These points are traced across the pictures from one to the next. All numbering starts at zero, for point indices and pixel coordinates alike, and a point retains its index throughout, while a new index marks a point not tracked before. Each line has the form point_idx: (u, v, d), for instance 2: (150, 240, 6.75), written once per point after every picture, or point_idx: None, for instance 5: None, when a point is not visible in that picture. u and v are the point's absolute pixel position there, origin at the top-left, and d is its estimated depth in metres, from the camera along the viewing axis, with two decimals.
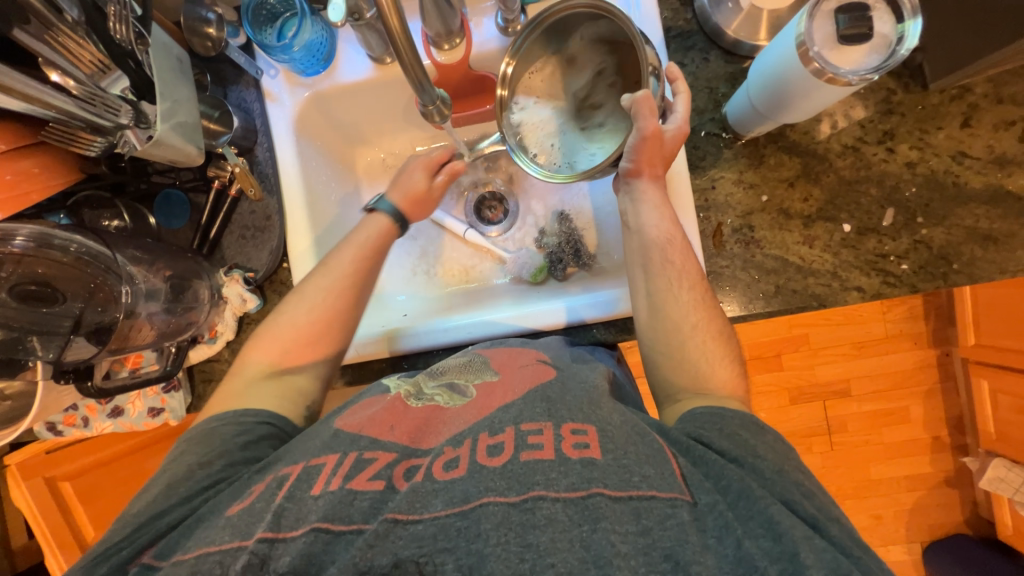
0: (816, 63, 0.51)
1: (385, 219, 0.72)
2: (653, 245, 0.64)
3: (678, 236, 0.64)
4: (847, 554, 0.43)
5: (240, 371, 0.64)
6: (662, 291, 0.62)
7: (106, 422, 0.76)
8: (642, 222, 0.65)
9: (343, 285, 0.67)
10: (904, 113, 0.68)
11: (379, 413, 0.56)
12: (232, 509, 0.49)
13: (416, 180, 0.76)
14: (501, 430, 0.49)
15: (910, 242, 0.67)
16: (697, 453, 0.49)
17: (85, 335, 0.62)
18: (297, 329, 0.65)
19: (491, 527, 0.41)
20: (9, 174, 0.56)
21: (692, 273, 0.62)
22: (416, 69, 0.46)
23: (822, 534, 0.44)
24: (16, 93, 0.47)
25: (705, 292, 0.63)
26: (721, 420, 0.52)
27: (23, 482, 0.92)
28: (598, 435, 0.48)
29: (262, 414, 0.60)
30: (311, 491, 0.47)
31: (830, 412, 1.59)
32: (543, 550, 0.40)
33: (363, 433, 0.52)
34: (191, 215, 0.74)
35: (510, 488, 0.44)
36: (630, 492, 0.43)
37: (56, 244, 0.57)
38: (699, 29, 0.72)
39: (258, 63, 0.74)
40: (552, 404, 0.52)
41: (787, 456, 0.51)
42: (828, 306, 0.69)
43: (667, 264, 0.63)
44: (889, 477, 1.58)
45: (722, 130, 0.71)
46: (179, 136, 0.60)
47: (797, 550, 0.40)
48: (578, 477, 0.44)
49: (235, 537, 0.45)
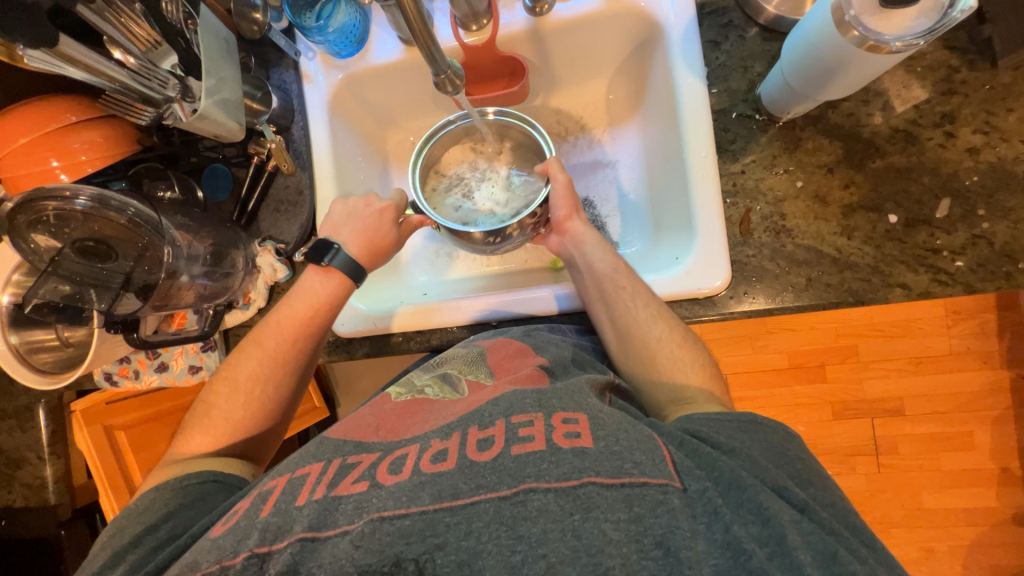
0: (856, 31, 0.46)
1: (340, 273, 0.72)
2: (604, 275, 0.68)
3: (623, 264, 0.69)
4: (831, 533, 0.43)
5: (187, 455, 0.64)
6: (618, 316, 0.66)
7: (154, 376, 0.83)
8: (587, 257, 0.71)
9: (303, 318, 0.71)
10: (969, 94, 0.61)
11: (364, 420, 0.58)
12: (217, 531, 0.49)
13: (381, 226, 0.75)
14: (492, 424, 0.49)
15: (968, 236, 0.61)
16: (692, 448, 0.48)
17: (133, 292, 0.67)
18: (245, 402, 0.67)
19: (483, 526, 0.41)
20: (77, 143, 0.63)
21: (646, 292, 0.66)
22: (427, 39, 0.47)
23: (810, 516, 0.44)
24: (79, 63, 0.52)
25: (661, 306, 0.66)
26: (717, 423, 0.52)
27: (85, 426, 1.00)
28: (589, 424, 0.47)
29: (204, 473, 0.60)
30: (296, 502, 0.47)
31: (878, 431, 1.46)
32: (534, 541, 0.40)
33: (348, 441, 0.54)
34: (233, 188, 0.80)
35: (501, 483, 0.43)
36: (621, 478, 0.42)
37: (113, 205, 0.61)
38: (737, 6, 0.68)
39: (298, 47, 0.78)
40: (542, 395, 0.52)
41: (784, 445, 0.51)
42: (865, 303, 0.63)
43: (620, 289, 0.67)
44: (944, 508, 1.43)
45: (756, 112, 0.67)
46: (222, 112, 0.63)
47: (785, 533, 0.40)
48: (570, 468, 0.43)
49: (221, 559, 0.44)
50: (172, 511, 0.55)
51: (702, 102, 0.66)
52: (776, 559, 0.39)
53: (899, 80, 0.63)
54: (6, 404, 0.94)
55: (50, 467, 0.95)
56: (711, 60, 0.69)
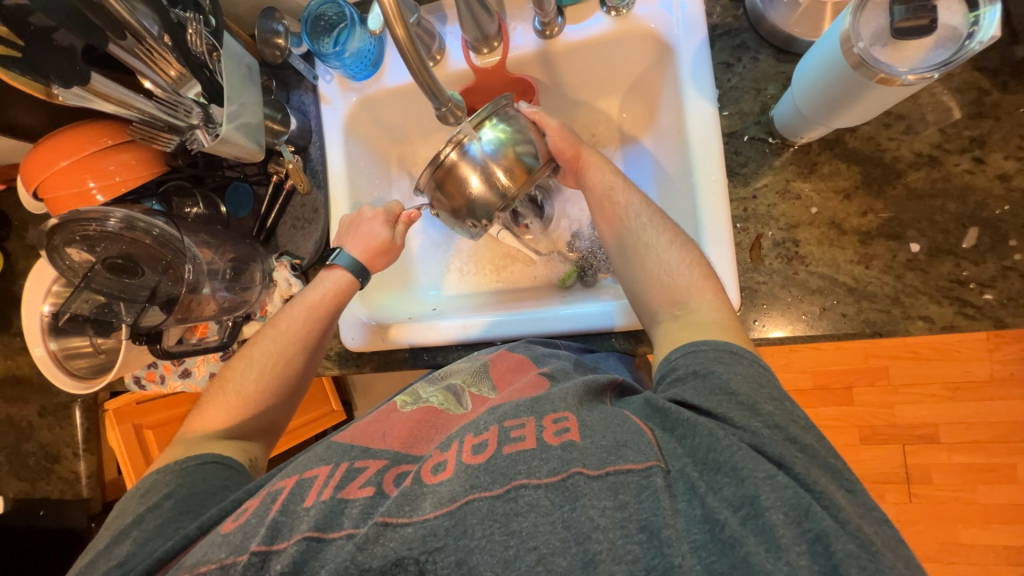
0: (868, 61, 0.45)
1: (344, 274, 0.75)
2: (600, 194, 0.69)
3: (619, 180, 0.69)
4: (809, 489, 0.41)
5: (189, 437, 0.67)
6: (617, 231, 0.68)
7: (177, 381, 0.87)
8: (594, 178, 0.70)
9: (317, 316, 0.73)
10: (1000, 117, 0.58)
11: (370, 425, 0.59)
12: (228, 526, 0.50)
13: (376, 232, 0.75)
14: (487, 429, 0.50)
15: (999, 268, 0.57)
16: (671, 416, 0.48)
17: (158, 305, 0.71)
18: (247, 390, 0.69)
19: (477, 522, 0.42)
20: (113, 165, 0.68)
21: (641, 203, 0.67)
22: (424, 71, 0.48)
23: (788, 472, 0.42)
24: (113, 99, 0.57)
25: (662, 216, 0.66)
26: (693, 357, 0.53)
27: (116, 425, 1.05)
28: (578, 425, 0.48)
29: (205, 455, 0.63)
30: (303, 503, 0.48)
31: (910, 459, 1.38)
32: (526, 535, 0.41)
33: (354, 445, 0.55)
34: (254, 205, 0.83)
35: (493, 482, 0.44)
36: (606, 468, 0.44)
37: (140, 226, 0.65)
38: (750, 28, 0.67)
39: (316, 71, 0.81)
40: (535, 400, 0.52)
41: (761, 390, 0.49)
42: (885, 335, 0.61)
43: (615, 205, 0.68)
44: (982, 544, 1.34)
45: (769, 135, 0.66)
46: (242, 135, 0.66)
47: (758, 493, 0.40)
48: (558, 462, 0.44)
49: (230, 554, 0.46)
50: (173, 490, 0.59)
51: (712, 124, 0.65)
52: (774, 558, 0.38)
53: (924, 103, 0.60)
54: (46, 400, 1.02)
55: (83, 462, 1.01)
56: (723, 82, 0.68)
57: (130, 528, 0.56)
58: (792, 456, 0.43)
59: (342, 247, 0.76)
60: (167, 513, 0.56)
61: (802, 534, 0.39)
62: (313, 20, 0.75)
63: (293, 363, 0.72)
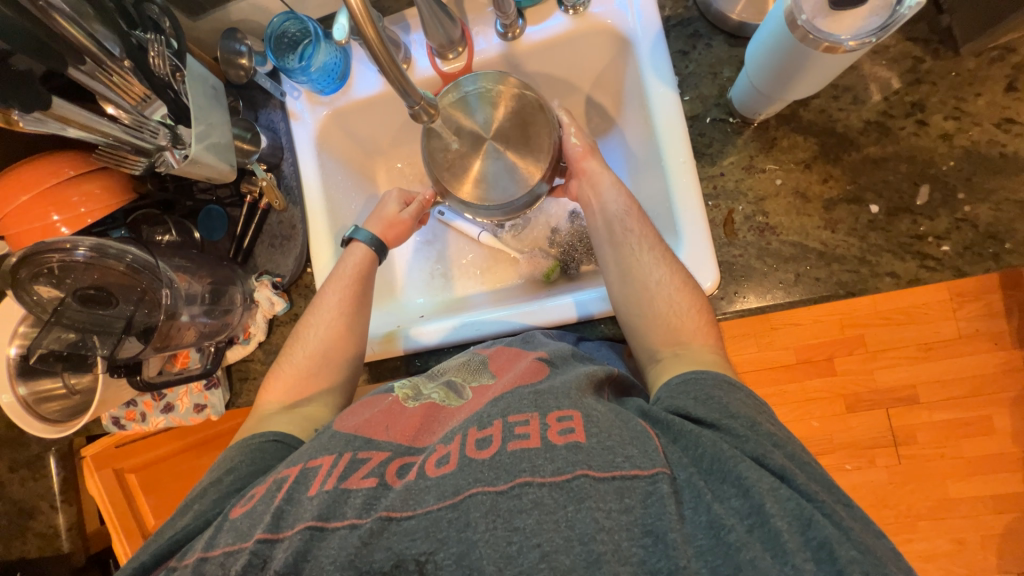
0: (811, 35, 0.48)
1: (365, 248, 0.76)
2: (615, 218, 0.69)
3: (635, 207, 0.69)
4: (809, 499, 0.42)
5: (257, 412, 0.68)
6: (622, 264, 0.67)
7: (159, 417, 0.84)
8: (602, 201, 0.70)
9: (347, 287, 0.73)
10: (936, 82, 0.62)
11: (375, 416, 0.58)
12: (236, 512, 0.51)
13: (388, 207, 0.80)
14: (491, 424, 0.50)
15: (952, 221, 0.61)
16: (674, 428, 0.48)
17: (134, 336, 0.68)
18: (299, 364, 0.70)
19: (481, 515, 0.42)
20: (76, 196, 0.66)
21: (653, 235, 0.66)
22: (397, 73, 0.48)
23: (789, 483, 0.43)
24: (73, 122, 0.55)
25: (666, 251, 0.66)
26: (694, 384, 0.52)
27: (96, 471, 1.01)
28: (583, 420, 0.48)
29: (268, 434, 0.62)
30: (308, 491, 0.49)
31: (895, 422, 1.43)
32: (528, 532, 0.41)
33: (359, 434, 0.55)
34: (228, 227, 0.82)
35: (498, 478, 0.44)
36: (613, 472, 0.44)
37: (112, 253, 0.63)
38: (701, 16, 0.70)
39: (283, 87, 0.81)
40: (540, 397, 0.52)
41: (761, 412, 0.50)
42: (857, 295, 0.64)
43: (628, 233, 0.67)
44: (971, 496, 1.41)
45: (729, 115, 0.69)
46: (212, 155, 0.66)
47: (763, 502, 0.41)
48: (563, 462, 0.44)
49: (237, 539, 0.47)
50: (233, 466, 0.58)
51: (675, 110, 0.68)
52: (756, 530, 0.40)
53: (867, 73, 0.64)
54: (18, 454, 0.96)
55: (62, 514, 0.96)
56: (681, 69, 0.71)
57: (191, 501, 0.56)
58: (793, 468, 0.44)
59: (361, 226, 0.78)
60: (224, 490, 0.56)
61: (806, 543, 0.39)
62: (276, 37, 0.76)
63: (347, 346, 0.72)
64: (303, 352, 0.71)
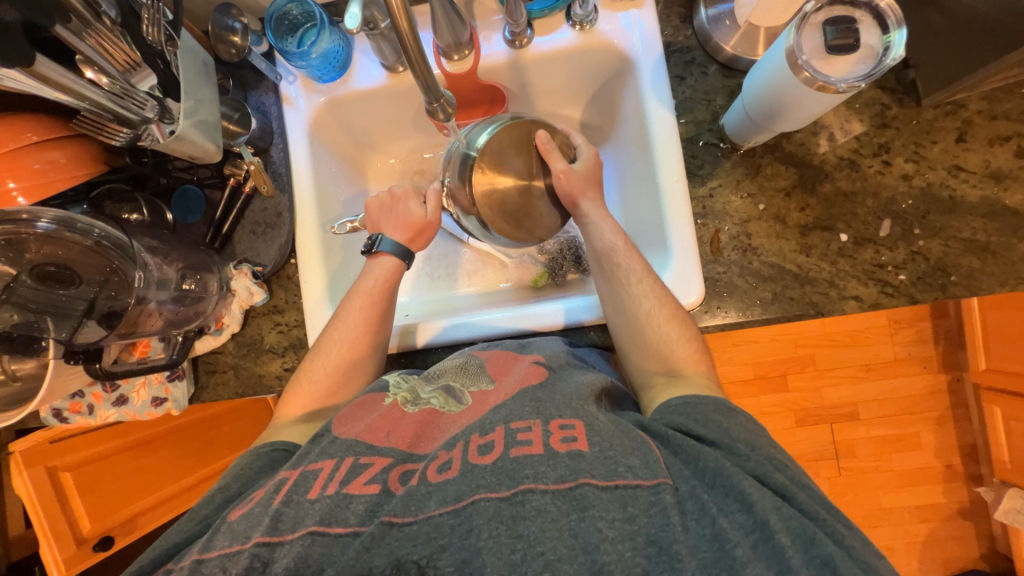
0: (807, 72, 0.52)
1: (393, 258, 0.73)
2: (602, 250, 0.70)
3: (622, 241, 0.70)
4: (814, 519, 0.45)
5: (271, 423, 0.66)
6: (613, 295, 0.68)
7: (110, 410, 0.77)
8: (592, 234, 0.71)
9: (372, 301, 0.71)
10: (900, 127, 0.69)
11: (375, 421, 0.56)
12: (233, 515, 0.49)
13: (411, 210, 0.75)
14: (492, 430, 0.50)
15: (908, 253, 0.68)
16: (674, 443, 0.50)
17: (96, 319, 0.64)
18: (317, 381, 0.68)
19: (483, 522, 0.43)
20: (37, 163, 0.60)
21: (640, 268, 0.68)
22: (423, 67, 0.48)
23: (790, 501, 0.46)
24: (50, 80, 0.50)
25: (655, 281, 0.67)
26: (694, 407, 0.54)
27: (26, 470, 0.94)
28: (585, 429, 0.49)
29: (279, 442, 0.61)
30: (308, 495, 0.48)
31: (838, 435, 1.54)
32: (533, 540, 0.42)
33: (360, 440, 0.53)
34: (205, 210, 0.78)
35: (501, 484, 0.45)
36: (615, 481, 0.45)
37: (79, 227, 0.58)
38: (699, 45, 0.75)
39: (277, 70, 0.78)
40: (540, 403, 0.53)
41: (761, 433, 0.52)
42: (825, 314, 0.69)
43: (615, 266, 0.68)
44: (899, 506, 1.53)
45: (720, 141, 0.73)
46: (199, 132, 0.64)
47: (768, 518, 0.42)
48: (565, 470, 0.45)
49: (234, 541, 0.45)
50: (239, 471, 0.57)
51: (671, 130, 0.72)
52: (760, 547, 0.42)
53: (842, 114, 0.70)
54: None
55: None
56: (678, 93, 0.75)
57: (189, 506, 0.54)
58: (794, 488, 0.47)
59: (382, 234, 0.74)
60: (214, 504, 0.54)
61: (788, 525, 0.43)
62: (276, 18, 0.73)
63: (368, 361, 0.70)
64: (322, 368, 0.68)
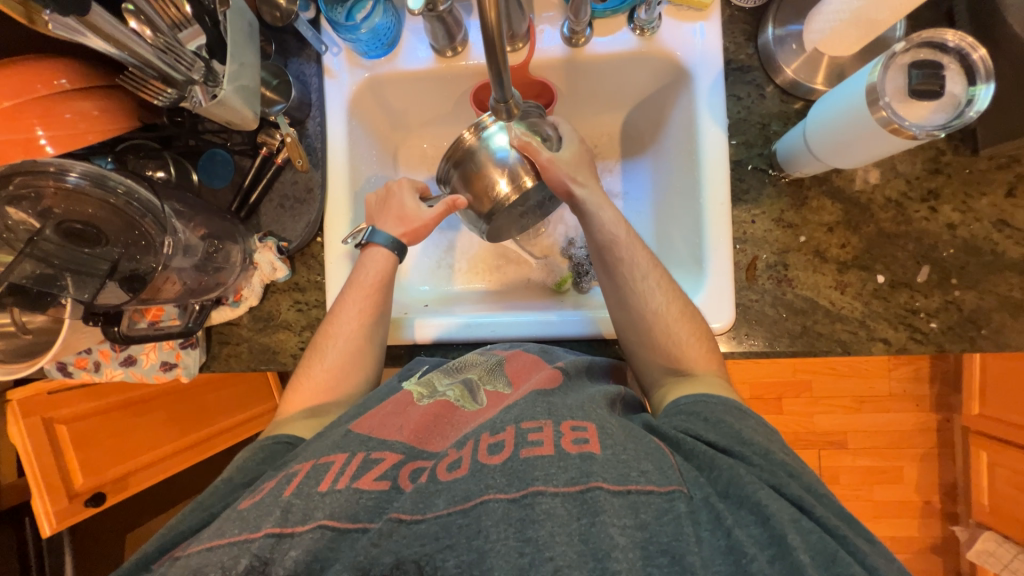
0: (884, 111, 0.50)
1: (384, 250, 0.71)
2: (604, 245, 0.68)
3: (624, 234, 0.68)
4: (832, 534, 0.43)
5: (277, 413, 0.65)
6: (618, 293, 0.67)
7: (117, 370, 0.75)
8: (592, 228, 0.69)
9: (367, 296, 0.69)
10: (951, 175, 0.69)
11: (385, 415, 0.56)
12: (243, 504, 0.48)
13: (410, 206, 0.73)
14: (503, 429, 0.50)
15: (942, 301, 0.68)
16: (687, 448, 0.50)
17: (118, 280, 0.62)
18: (316, 380, 0.66)
19: (492, 524, 0.42)
20: (69, 113, 0.57)
21: (647, 263, 0.67)
22: (501, 63, 0.47)
23: (808, 513, 0.45)
24: (103, 33, 0.48)
25: (664, 277, 0.67)
26: (703, 407, 0.55)
27: (21, 419, 0.93)
28: (597, 432, 0.49)
29: (282, 436, 0.60)
30: (319, 488, 0.47)
31: (824, 462, 1.56)
32: (542, 544, 0.41)
33: (373, 435, 0.53)
34: (233, 177, 0.75)
35: (510, 485, 0.44)
36: (628, 486, 0.44)
37: (109, 186, 0.56)
38: (760, 66, 0.73)
39: (323, 39, 0.75)
40: (552, 405, 0.53)
41: (773, 439, 0.52)
42: (852, 353, 0.69)
43: (620, 262, 0.67)
44: (874, 536, 1.56)
45: (769, 167, 0.72)
46: (240, 99, 0.60)
47: (785, 534, 0.41)
48: (577, 472, 0.45)
49: (245, 531, 0.44)
50: (242, 465, 0.57)
51: (722, 150, 0.70)
52: (777, 563, 0.40)
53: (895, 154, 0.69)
54: None
55: None
56: (732, 113, 0.73)
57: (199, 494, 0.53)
58: (810, 500, 0.45)
59: (376, 227, 0.72)
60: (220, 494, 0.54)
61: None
62: None
63: (366, 358, 0.68)
64: (321, 365, 0.67)
